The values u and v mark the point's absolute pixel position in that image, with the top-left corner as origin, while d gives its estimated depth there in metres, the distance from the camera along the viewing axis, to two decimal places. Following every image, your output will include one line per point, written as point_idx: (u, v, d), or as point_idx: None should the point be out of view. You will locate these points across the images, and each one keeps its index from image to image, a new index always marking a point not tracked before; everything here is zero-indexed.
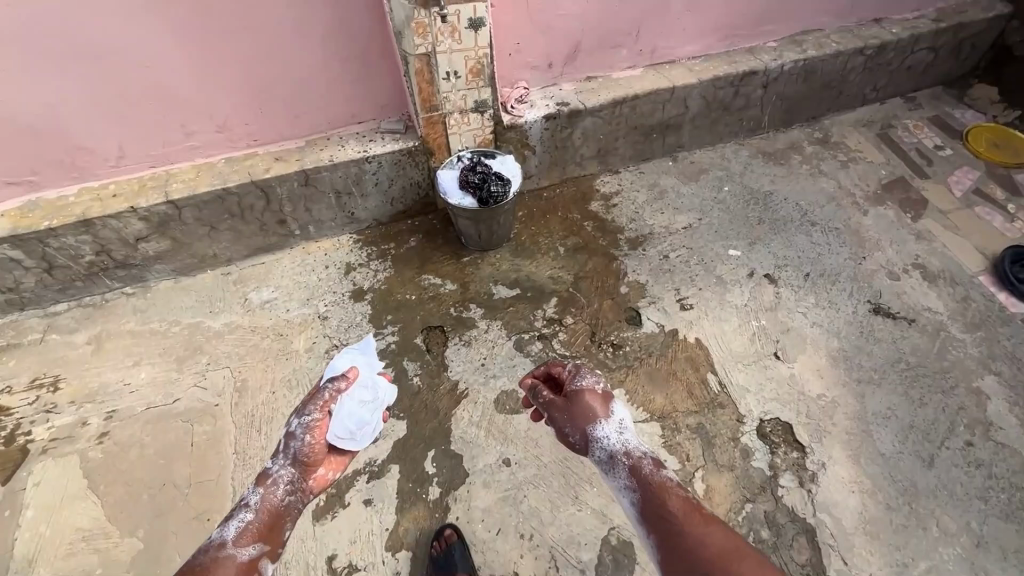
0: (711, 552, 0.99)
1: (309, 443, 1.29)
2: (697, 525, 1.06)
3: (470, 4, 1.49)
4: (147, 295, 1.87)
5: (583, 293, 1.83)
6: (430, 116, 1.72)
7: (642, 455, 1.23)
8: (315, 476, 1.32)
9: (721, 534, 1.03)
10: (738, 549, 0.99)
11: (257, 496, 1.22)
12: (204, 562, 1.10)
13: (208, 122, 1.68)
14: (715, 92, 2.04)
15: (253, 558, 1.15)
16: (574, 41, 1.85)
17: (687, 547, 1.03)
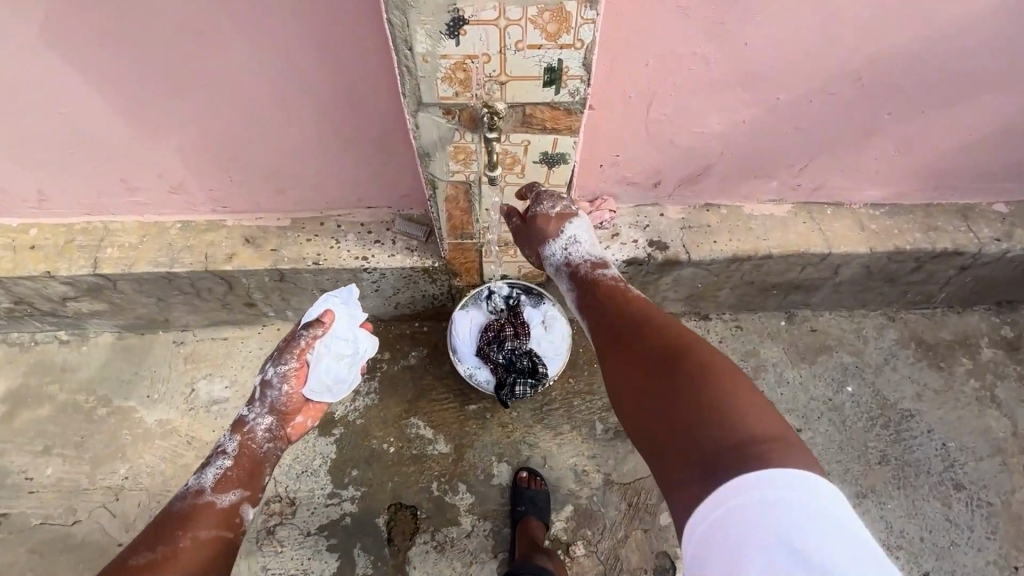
0: (661, 371, 0.73)
1: (288, 392, 1.14)
2: (654, 334, 0.79)
3: (549, 136, 0.90)
4: (83, 348, 1.51)
5: (610, 507, 1.35)
6: (460, 242, 1.18)
7: (590, 258, 1.01)
8: (298, 423, 1.18)
9: (678, 338, 0.76)
10: (704, 355, 0.72)
11: (233, 442, 1.10)
12: (181, 511, 1.00)
13: (157, 181, 1.20)
14: (887, 264, 1.38)
15: (235, 505, 1.04)
16: (702, 163, 1.21)
17: (641, 358, 0.77)
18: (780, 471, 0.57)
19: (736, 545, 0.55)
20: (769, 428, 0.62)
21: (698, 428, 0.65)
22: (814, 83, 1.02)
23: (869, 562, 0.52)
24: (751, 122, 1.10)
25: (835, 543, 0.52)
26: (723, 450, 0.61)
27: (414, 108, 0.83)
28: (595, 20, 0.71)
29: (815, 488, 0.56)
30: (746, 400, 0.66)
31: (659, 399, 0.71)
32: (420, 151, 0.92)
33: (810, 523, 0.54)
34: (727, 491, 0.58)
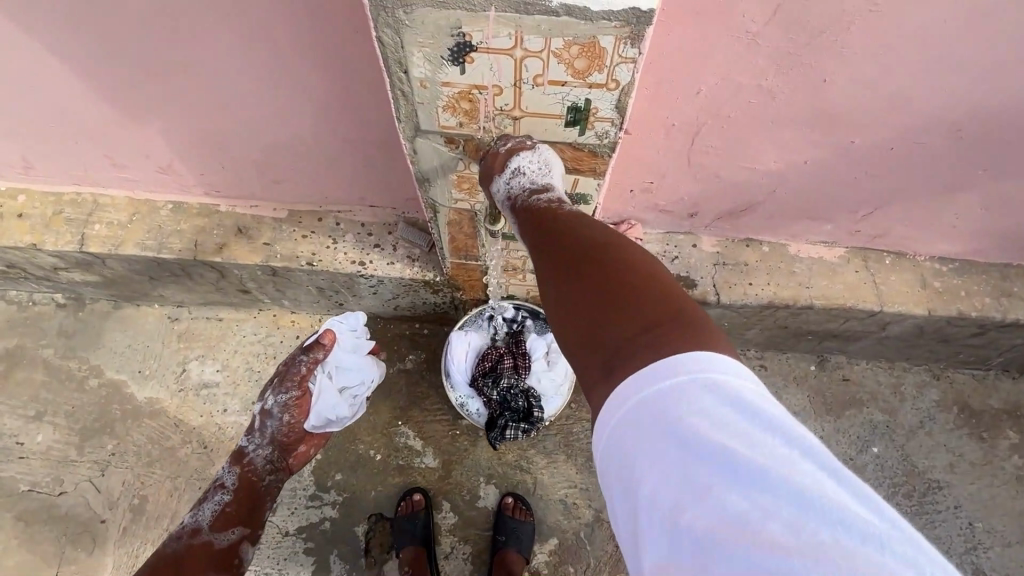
0: (562, 266, 0.54)
1: (288, 423, 1.11)
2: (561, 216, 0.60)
3: (569, 176, 0.76)
4: (78, 314, 1.47)
5: (597, 546, 1.29)
6: (463, 262, 1.08)
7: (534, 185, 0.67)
8: (300, 452, 1.16)
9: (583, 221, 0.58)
10: (608, 239, 0.55)
11: (233, 476, 1.09)
12: (176, 551, 1.02)
13: (144, 161, 1.10)
14: (945, 327, 1.21)
15: (233, 543, 1.08)
16: (749, 200, 1.05)
17: (546, 250, 0.57)
18: (678, 357, 0.40)
19: (623, 457, 0.40)
20: (686, 312, 0.45)
21: (602, 326, 0.46)
22: (899, 128, 0.84)
23: (789, 441, 0.37)
24: (814, 163, 0.93)
25: (739, 426, 0.37)
26: (630, 340, 0.43)
27: (411, 133, 0.70)
28: (635, 60, 0.56)
29: (725, 366, 0.40)
30: (672, 296, 0.47)
31: (563, 306, 0.51)
32: (418, 177, 0.80)
33: (715, 409, 0.37)
34: (618, 398, 0.41)
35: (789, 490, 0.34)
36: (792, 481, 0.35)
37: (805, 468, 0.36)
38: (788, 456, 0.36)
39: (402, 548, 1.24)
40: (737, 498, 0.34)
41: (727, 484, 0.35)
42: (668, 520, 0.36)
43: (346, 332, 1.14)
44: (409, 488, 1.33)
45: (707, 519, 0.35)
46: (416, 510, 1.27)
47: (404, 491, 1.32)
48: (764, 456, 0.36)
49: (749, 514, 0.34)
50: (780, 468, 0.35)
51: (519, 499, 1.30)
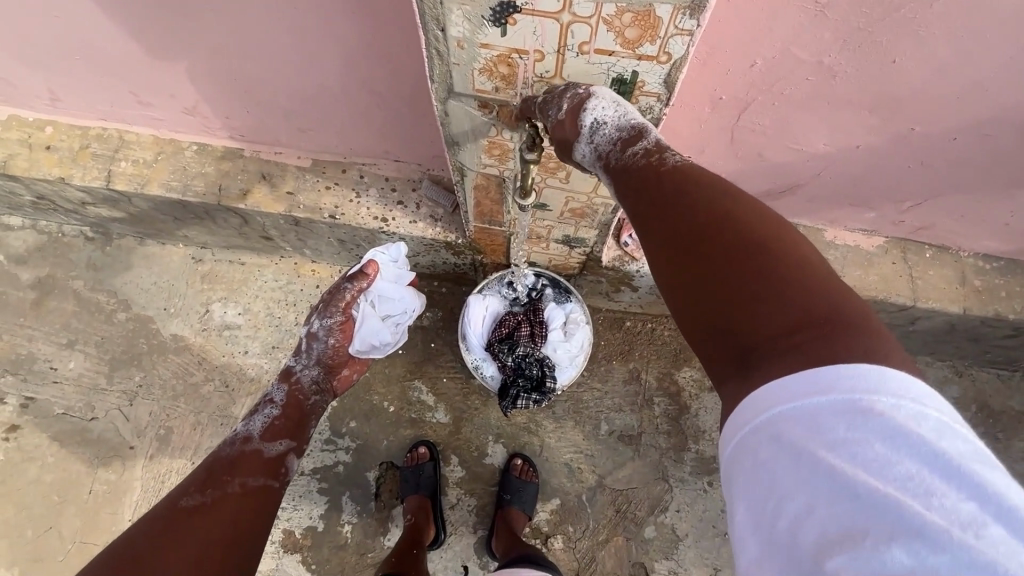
0: (684, 238, 0.50)
1: (335, 346, 1.08)
2: (679, 172, 0.54)
3: None
4: (106, 248, 1.50)
5: (597, 510, 1.34)
6: (486, 227, 1.06)
7: (620, 133, 0.59)
8: (344, 376, 1.13)
9: (711, 182, 0.53)
10: (744, 206, 0.49)
11: (281, 392, 1.04)
12: (230, 455, 0.91)
13: (169, 100, 1.08)
14: (978, 326, 1.17)
15: (282, 454, 0.96)
16: (791, 182, 1.00)
17: (659, 218, 0.53)
18: (836, 371, 0.38)
19: (759, 477, 0.39)
20: (838, 304, 0.42)
21: (735, 316, 0.45)
22: (967, 117, 0.78)
23: (976, 497, 0.33)
24: (867, 149, 0.87)
25: (907, 469, 0.34)
26: (770, 337, 0.42)
27: (444, 95, 0.67)
28: (692, 32, 0.53)
29: (901, 391, 0.36)
30: (813, 284, 0.43)
31: (686, 284, 0.49)
32: (447, 139, 0.77)
33: (878, 446, 0.35)
34: (759, 405, 0.40)
35: (969, 558, 0.30)
36: (973, 546, 0.31)
37: (997, 534, 0.31)
38: (972, 515, 0.32)
39: (407, 497, 1.29)
40: (897, 553, 0.32)
41: (890, 534, 0.33)
42: (809, 556, 0.35)
43: (389, 263, 1.12)
44: (417, 440, 1.37)
45: (860, 569, 0.32)
46: (421, 462, 1.32)
47: (411, 443, 1.37)
48: (939, 510, 0.33)
49: (914, 573, 0.31)
50: (958, 529, 0.32)
51: (527, 462, 1.34)
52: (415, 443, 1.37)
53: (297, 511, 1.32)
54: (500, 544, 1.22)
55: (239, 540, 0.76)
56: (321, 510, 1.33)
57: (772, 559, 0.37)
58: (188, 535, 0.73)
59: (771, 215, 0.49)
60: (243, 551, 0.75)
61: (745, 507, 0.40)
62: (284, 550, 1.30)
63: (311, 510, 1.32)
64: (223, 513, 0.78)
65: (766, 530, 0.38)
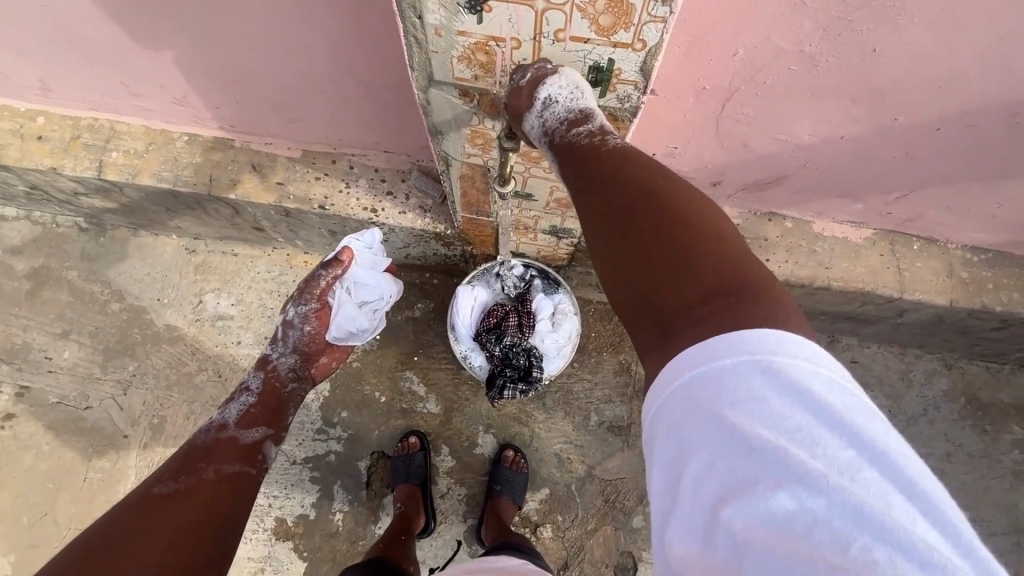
0: (612, 218, 0.51)
1: (310, 333, 1.10)
2: (617, 153, 0.56)
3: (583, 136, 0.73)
4: (101, 239, 1.50)
5: (585, 499, 1.35)
6: (473, 218, 1.06)
7: (568, 113, 0.61)
8: (321, 364, 1.16)
9: (643, 163, 0.54)
10: (672, 187, 0.51)
11: (257, 379, 1.06)
12: (205, 442, 0.92)
13: (158, 90, 1.08)
14: (965, 318, 1.18)
15: (259, 441, 0.98)
16: (777, 173, 1.00)
17: (594, 199, 0.54)
18: (739, 335, 0.39)
19: (667, 437, 0.39)
20: (752, 281, 0.43)
21: (654, 291, 0.46)
22: (949, 107, 0.78)
23: (856, 445, 0.34)
24: (851, 139, 0.88)
25: (796, 422, 0.35)
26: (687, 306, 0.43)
27: (424, 83, 0.68)
28: (665, 19, 0.53)
29: (796, 351, 0.37)
30: (732, 262, 0.44)
31: (614, 263, 0.50)
32: (431, 128, 0.77)
33: (772, 401, 0.36)
34: (670, 370, 0.41)
35: (844, 501, 0.32)
36: (848, 490, 0.33)
37: (871, 477, 0.33)
38: (851, 461, 0.34)
39: (397, 485, 1.30)
40: (782, 500, 0.33)
41: (777, 485, 0.34)
42: (707, 508, 0.36)
43: (364, 250, 1.12)
44: (408, 430, 1.38)
45: (749, 518, 0.34)
46: (411, 452, 1.33)
47: (402, 433, 1.38)
48: (822, 458, 0.34)
49: (796, 520, 0.33)
50: (837, 475, 0.33)
51: (518, 452, 1.35)
52: (407, 432, 1.38)
53: (289, 500, 1.34)
54: (489, 533, 1.23)
55: (214, 526, 0.78)
56: (312, 499, 1.34)
57: (675, 514, 0.38)
58: (162, 523, 0.73)
59: (700, 197, 0.50)
60: (217, 536, 0.77)
61: (655, 467, 0.40)
62: (276, 538, 1.32)
63: (302, 499, 1.34)
64: (197, 501, 0.79)
65: (672, 487, 0.39)
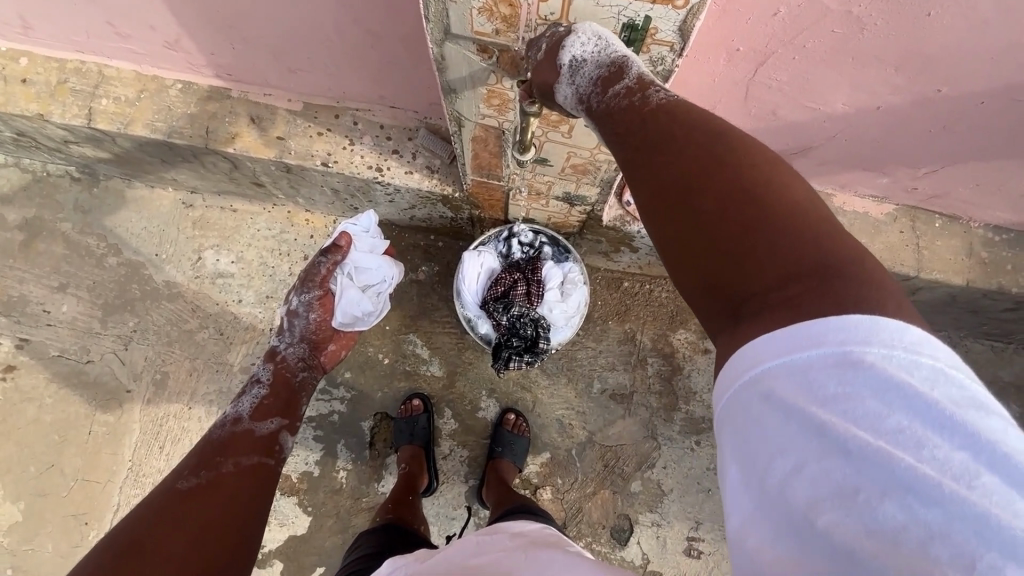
0: (672, 188, 0.48)
1: (317, 322, 1.10)
2: (664, 110, 0.52)
3: None
4: (94, 190, 1.45)
5: (585, 463, 1.37)
6: (483, 182, 1.02)
7: (600, 69, 0.56)
8: (330, 352, 1.14)
9: (699, 121, 0.51)
10: (730, 144, 0.47)
11: (267, 371, 1.06)
12: (221, 436, 0.91)
13: (149, 32, 1.01)
14: (978, 299, 1.16)
15: (275, 432, 0.98)
16: (804, 143, 0.95)
17: (656, 163, 0.50)
18: (826, 323, 0.37)
19: (748, 432, 0.38)
20: (837, 254, 0.40)
21: (726, 269, 0.43)
22: (997, 79, 0.73)
23: (971, 447, 0.32)
24: (888, 111, 0.83)
25: (899, 422, 0.33)
26: (767, 288, 0.40)
27: (439, 37, 0.63)
28: None
29: (894, 340, 0.35)
30: (813, 236, 0.41)
31: (675, 236, 0.47)
32: (443, 86, 0.73)
33: (869, 399, 0.34)
34: (748, 359, 0.39)
35: (963, 511, 0.30)
36: (968, 499, 0.31)
37: (990, 483, 0.31)
38: (967, 466, 0.32)
39: (401, 446, 1.31)
40: (889, 509, 0.32)
41: (882, 490, 0.32)
42: (799, 513, 0.34)
43: (361, 233, 1.12)
44: (411, 392, 1.39)
45: (851, 525, 0.32)
46: (415, 413, 1.34)
47: (406, 395, 1.39)
48: (932, 463, 0.32)
49: (906, 529, 0.31)
50: (953, 483, 0.31)
51: (520, 416, 1.36)
52: (411, 392, 1.39)
53: (293, 456, 1.35)
54: (490, 493, 1.25)
55: (239, 517, 0.78)
56: (316, 456, 1.36)
57: (760, 514, 0.37)
58: (190, 520, 0.73)
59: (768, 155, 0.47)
60: (244, 527, 0.77)
61: (734, 464, 0.39)
62: (280, 493, 1.34)
63: (307, 456, 1.36)
64: (220, 496, 0.79)
65: (756, 488, 0.37)
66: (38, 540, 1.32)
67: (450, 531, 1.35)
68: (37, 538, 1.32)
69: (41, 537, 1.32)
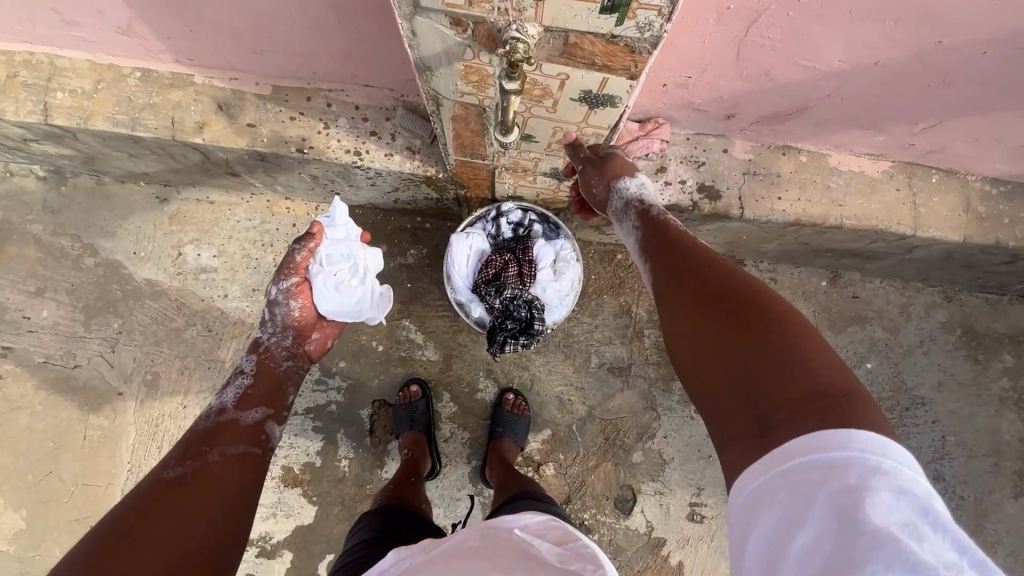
0: (702, 314, 0.59)
1: (299, 311, 1.08)
2: (709, 260, 0.66)
3: (566, 33, 0.58)
4: (61, 189, 1.39)
5: (586, 438, 1.38)
6: (467, 161, 0.98)
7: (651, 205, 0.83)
8: (316, 340, 1.11)
9: (734, 270, 0.63)
10: (761, 291, 0.58)
11: (251, 362, 1.03)
12: (207, 427, 0.89)
13: (98, 18, 0.94)
14: (975, 254, 1.15)
15: (260, 421, 0.94)
16: (798, 104, 0.91)
17: (699, 290, 0.62)
18: (847, 433, 0.43)
19: (774, 511, 0.43)
20: (848, 386, 0.47)
21: (753, 379, 0.51)
22: (1002, 26, 0.69)
23: (958, 547, 0.37)
24: (886, 66, 0.79)
25: (904, 516, 0.38)
26: (789, 402, 0.47)
27: (409, 11, 0.58)
28: None
29: (899, 456, 0.41)
30: (828, 367, 0.49)
31: (707, 353, 0.57)
32: (418, 63, 0.69)
33: (881, 493, 0.39)
34: (779, 453, 0.45)
35: None
36: None
37: None
38: (953, 561, 0.37)
39: (403, 433, 1.31)
40: None
41: (888, 562, 0.36)
42: None
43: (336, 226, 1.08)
44: (408, 378, 1.38)
45: None
46: (414, 400, 1.33)
47: (403, 381, 1.38)
48: (930, 553, 0.37)
49: None
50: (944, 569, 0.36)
51: (519, 396, 1.36)
52: (409, 377, 1.38)
53: (293, 448, 1.35)
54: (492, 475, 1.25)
55: (228, 506, 0.77)
56: (317, 447, 1.35)
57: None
58: (171, 515, 0.71)
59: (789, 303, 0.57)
60: (232, 516, 0.76)
61: (759, 536, 0.43)
62: (284, 485, 1.34)
63: (308, 447, 1.35)
64: (203, 489, 0.76)
65: (777, 558, 0.41)
66: (45, 545, 1.32)
67: (455, 512, 1.36)
68: (44, 544, 1.32)
69: (48, 542, 1.32)
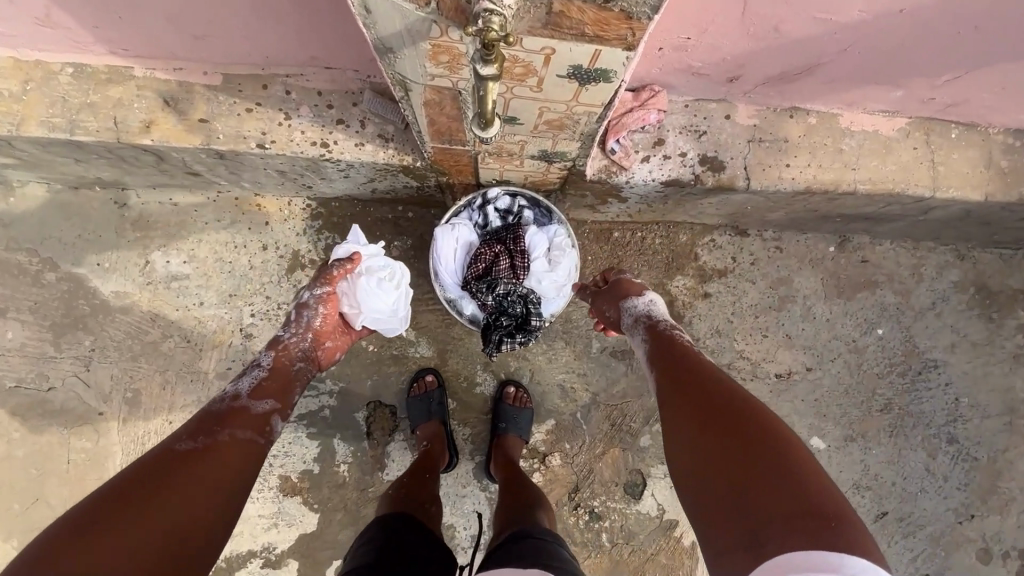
0: (706, 429, 0.68)
1: (325, 316, 1.01)
2: (715, 379, 0.76)
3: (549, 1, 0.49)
4: (10, 200, 1.28)
5: (592, 425, 1.33)
6: (446, 148, 0.89)
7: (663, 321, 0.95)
8: (329, 350, 1.03)
9: (739, 392, 0.72)
10: (761, 414, 0.67)
11: (269, 357, 0.94)
12: (219, 410, 0.81)
13: (12, 9, 0.82)
14: (994, 211, 1.08)
15: (267, 415, 0.85)
16: (810, 61, 0.82)
17: (705, 405, 0.71)
18: (840, 555, 0.50)
19: None
20: (837, 510, 0.55)
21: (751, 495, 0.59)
22: None
23: None
24: (911, 13, 0.70)
25: None
26: (784, 516, 0.55)
27: None
28: None
29: None
30: (818, 489, 0.57)
31: (708, 467, 0.65)
32: (378, 44, 0.59)
33: None
34: (778, 564, 0.52)
35: None
36: None
37: None
38: None
39: (422, 427, 1.26)
40: None
41: None
42: None
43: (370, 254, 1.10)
44: (403, 375, 1.32)
45: None
46: (430, 391, 1.28)
47: (415, 372, 1.32)
48: None
49: None
50: None
51: (520, 388, 1.31)
52: (404, 375, 1.32)
53: (290, 456, 1.30)
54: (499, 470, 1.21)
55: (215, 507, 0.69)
56: (315, 454, 1.30)
57: None
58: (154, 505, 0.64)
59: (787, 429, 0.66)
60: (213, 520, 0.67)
61: None
62: (283, 494, 1.30)
63: (305, 454, 1.30)
64: (194, 481, 0.68)
65: None
66: None
67: (462, 510, 1.32)
68: None
69: None
